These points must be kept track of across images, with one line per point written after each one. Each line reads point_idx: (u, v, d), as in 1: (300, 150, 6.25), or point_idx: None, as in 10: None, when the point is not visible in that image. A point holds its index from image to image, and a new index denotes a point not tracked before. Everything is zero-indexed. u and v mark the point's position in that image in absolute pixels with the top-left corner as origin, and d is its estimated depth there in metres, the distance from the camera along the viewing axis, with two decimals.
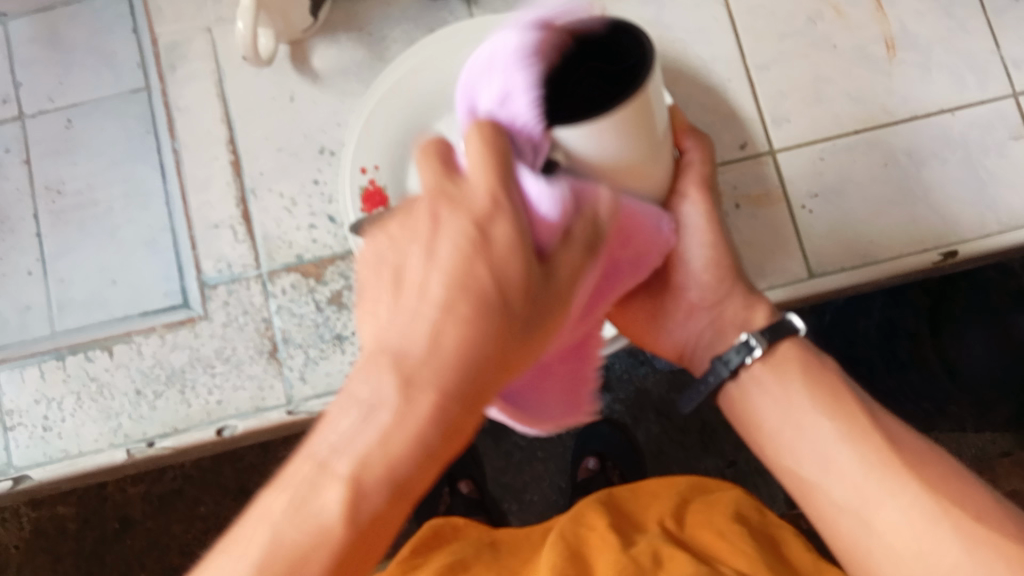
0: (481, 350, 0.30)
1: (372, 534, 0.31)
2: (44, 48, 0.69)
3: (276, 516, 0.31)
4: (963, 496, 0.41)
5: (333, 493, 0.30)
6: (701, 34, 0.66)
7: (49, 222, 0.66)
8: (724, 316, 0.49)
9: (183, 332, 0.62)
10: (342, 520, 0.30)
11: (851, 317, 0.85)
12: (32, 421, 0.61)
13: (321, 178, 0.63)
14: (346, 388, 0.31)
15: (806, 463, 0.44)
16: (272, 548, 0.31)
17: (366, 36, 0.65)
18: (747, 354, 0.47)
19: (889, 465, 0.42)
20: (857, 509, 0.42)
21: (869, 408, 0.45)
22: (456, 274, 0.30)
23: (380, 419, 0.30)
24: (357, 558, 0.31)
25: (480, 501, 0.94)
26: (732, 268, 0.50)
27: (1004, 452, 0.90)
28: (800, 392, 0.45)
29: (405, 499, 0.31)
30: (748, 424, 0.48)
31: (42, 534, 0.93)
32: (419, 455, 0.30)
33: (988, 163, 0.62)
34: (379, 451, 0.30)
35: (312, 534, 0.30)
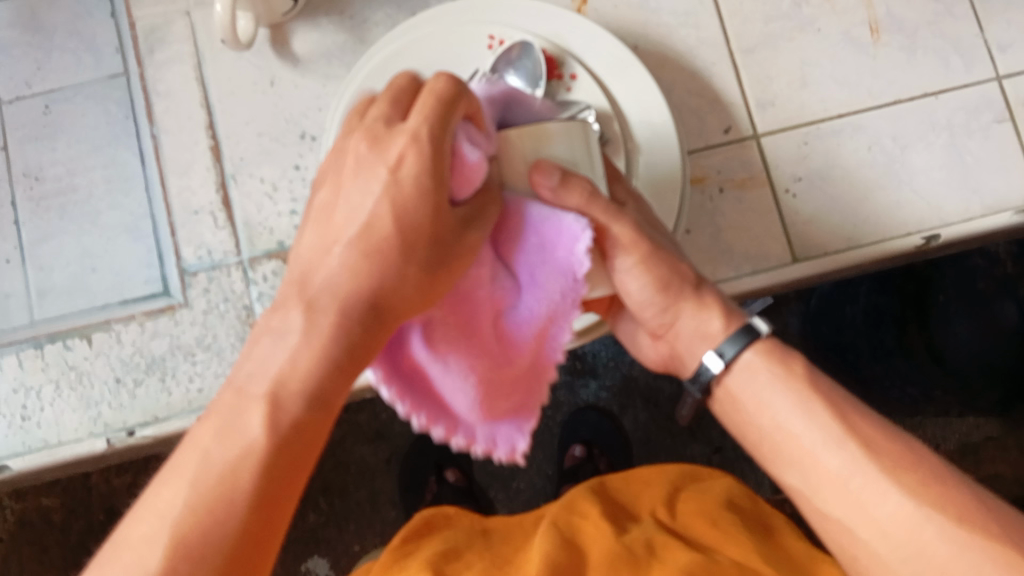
0: (377, 277, 0.34)
1: (296, 453, 0.33)
2: (21, 33, 0.68)
3: (216, 443, 0.32)
4: (949, 497, 0.39)
5: (257, 417, 0.32)
6: (686, 17, 0.65)
7: (28, 208, 0.65)
8: (682, 332, 0.48)
9: (164, 320, 0.61)
10: (267, 436, 0.32)
11: (837, 304, 0.87)
12: (11, 409, 0.60)
13: (303, 164, 0.63)
14: (280, 326, 0.34)
15: (790, 471, 0.43)
16: (201, 466, 0.32)
17: (348, 21, 0.64)
18: (708, 375, 0.46)
19: (869, 471, 0.40)
20: (840, 515, 0.41)
21: (842, 400, 0.43)
22: (360, 201, 0.35)
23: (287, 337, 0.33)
24: (282, 485, 0.32)
25: (467, 490, 0.95)
26: (678, 277, 0.47)
27: (989, 436, 0.91)
28: (766, 392, 0.44)
29: (327, 415, 0.33)
30: (735, 428, 0.46)
31: (26, 525, 0.92)
32: (332, 373, 0.33)
33: (971, 146, 0.62)
34: (296, 371, 0.33)
35: (235, 454, 0.32)
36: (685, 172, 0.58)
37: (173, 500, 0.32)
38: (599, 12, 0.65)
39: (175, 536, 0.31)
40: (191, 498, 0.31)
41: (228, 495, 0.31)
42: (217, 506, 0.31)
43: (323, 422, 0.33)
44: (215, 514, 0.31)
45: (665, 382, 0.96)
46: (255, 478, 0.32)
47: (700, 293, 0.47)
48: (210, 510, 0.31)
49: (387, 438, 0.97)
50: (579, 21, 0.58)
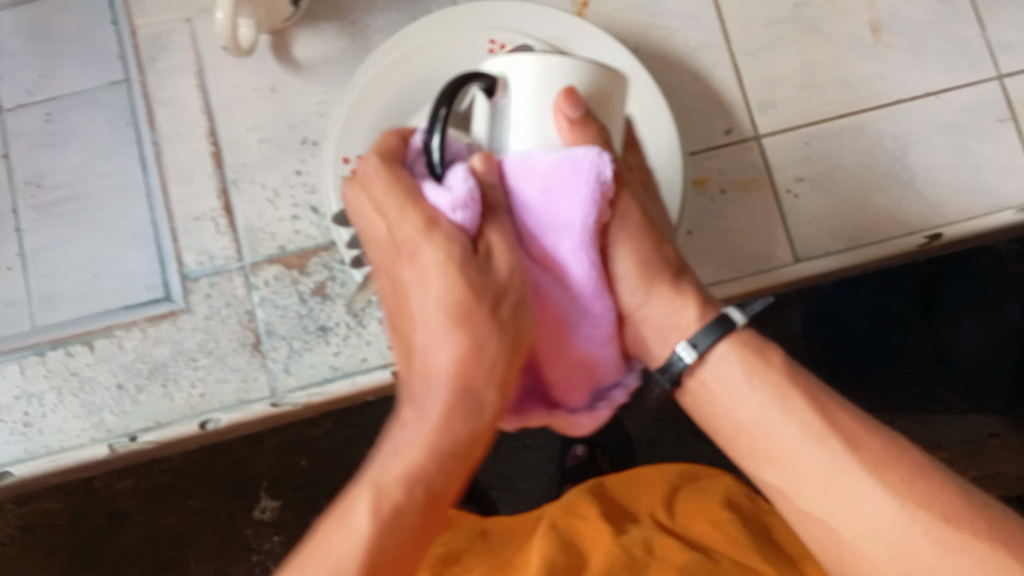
0: (459, 367, 0.39)
1: (416, 534, 0.38)
2: (23, 41, 0.68)
3: (331, 531, 0.38)
4: (929, 496, 0.40)
5: (362, 507, 0.38)
6: (688, 20, 0.65)
7: (30, 216, 0.65)
8: (650, 320, 0.46)
9: (166, 326, 0.61)
10: (370, 518, 0.37)
11: (844, 304, 0.85)
12: (14, 416, 0.60)
13: (305, 169, 0.63)
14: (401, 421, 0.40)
15: (770, 470, 0.43)
16: (339, 560, 0.37)
17: (349, 26, 0.64)
18: (679, 362, 0.45)
19: (851, 470, 0.41)
20: (827, 515, 0.41)
21: (825, 396, 0.43)
22: (424, 305, 0.40)
23: (406, 427, 0.39)
24: (394, 560, 0.38)
25: (470, 492, 0.94)
26: (654, 258, 0.45)
27: (992, 434, 0.90)
28: (742, 386, 0.44)
29: (435, 500, 0.39)
30: (709, 423, 0.46)
31: (30, 530, 0.92)
32: (440, 458, 0.39)
33: (977, 147, 0.62)
34: (398, 456, 0.39)
35: (357, 540, 0.37)
36: (687, 175, 0.58)
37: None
38: (601, 14, 0.65)
39: None
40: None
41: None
42: None
43: (435, 502, 0.39)
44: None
45: None
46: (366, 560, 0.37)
47: (675, 284, 0.46)
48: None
49: None
50: (581, 25, 0.58)
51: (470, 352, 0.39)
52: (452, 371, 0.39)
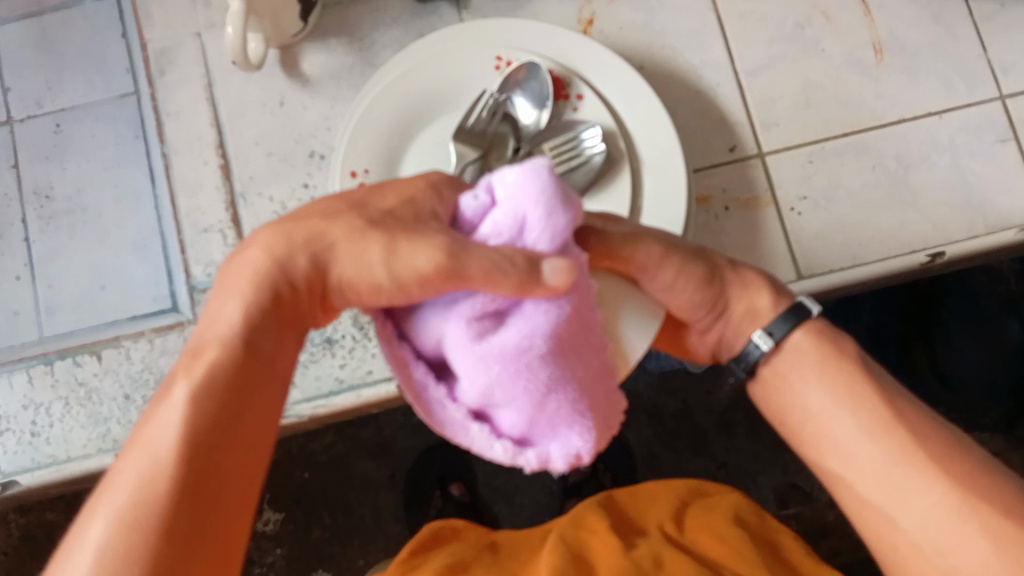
0: (307, 243, 0.37)
1: (246, 395, 0.34)
2: (33, 54, 0.69)
3: (158, 405, 0.33)
4: (990, 491, 0.39)
5: (183, 377, 0.33)
6: (691, 39, 0.65)
7: (38, 226, 0.66)
8: (732, 318, 0.50)
9: (172, 337, 0.62)
10: (189, 385, 0.33)
11: (842, 320, 0.84)
12: (20, 426, 0.60)
13: (312, 182, 0.63)
14: (230, 297, 0.36)
15: (832, 457, 0.45)
16: (152, 424, 0.32)
17: (356, 42, 0.65)
18: (757, 350, 0.48)
19: (910, 460, 0.41)
20: (882, 502, 0.42)
21: (888, 389, 0.45)
22: (298, 224, 0.38)
23: (221, 306, 0.36)
24: (228, 443, 0.33)
25: (472, 504, 0.96)
26: (718, 262, 0.50)
27: (993, 453, 0.90)
28: (816, 377, 0.46)
29: (257, 363, 0.35)
30: (778, 413, 0.48)
31: (31, 540, 0.94)
32: (265, 321, 0.36)
33: (976, 166, 0.63)
34: (226, 321, 0.35)
35: (179, 410, 0.32)
36: (690, 191, 0.58)
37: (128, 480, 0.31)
38: (604, 33, 0.66)
39: (136, 498, 0.30)
40: (149, 465, 0.31)
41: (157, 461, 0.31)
42: (161, 458, 0.31)
43: (260, 367, 0.35)
44: (159, 473, 0.31)
45: (669, 397, 0.97)
46: (192, 433, 0.32)
47: (749, 278, 0.50)
48: (157, 458, 0.31)
49: (391, 453, 0.98)
50: (587, 44, 0.58)
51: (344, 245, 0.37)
52: (288, 253, 0.37)
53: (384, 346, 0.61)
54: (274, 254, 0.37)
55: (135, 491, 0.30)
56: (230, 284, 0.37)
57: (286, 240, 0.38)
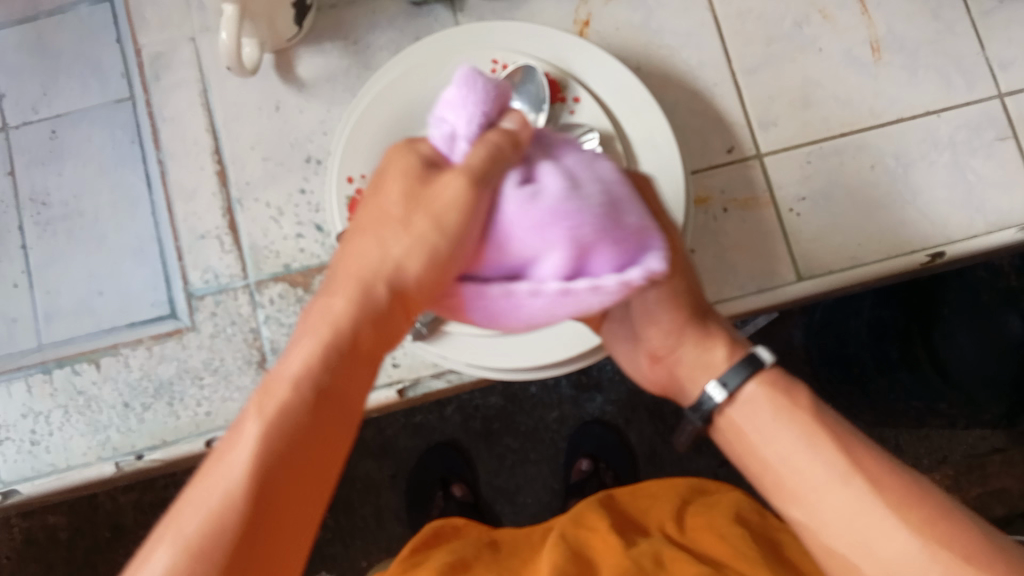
0: (384, 261, 0.33)
1: (312, 457, 0.31)
2: (28, 59, 0.69)
3: (227, 451, 0.31)
4: (952, 538, 0.38)
5: (255, 417, 0.31)
6: (688, 39, 0.65)
7: (35, 233, 0.66)
8: (684, 361, 0.48)
9: (171, 344, 0.61)
10: (261, 427, 0.30)
11: (844, 317, 0.88)
12: (20, 435, 0.60)
13: (308, 187, 0.63)
14: (306, 325, 0.33)
15: (794, 508, 0.43)
16: (212, 484, 0.30)
17: (352, 45, 0.65)
18: (711, 397, 0.46)
19: (873, 508, 0.40)
20: (847, 553, 0.40)
21: (843, 431, 0.43)
22: (369, 230, 0.34)
23: (299, 338, 0.33)
24: (281, 493, 0.30)
25: (474, 504, 0.96)
26: (688, 304, 0.48)
27: (995, 449, 0.93)
28: (771, 422, 0.44)
29: (326, 405, 0.32)
30: (737, 458, 0.46)
31: (34, 543, 0.94)
32: (333, 360, 0.32)
33: (976, 164, 0.63)
34: (296, 363, 0.32)
35: (245, 456, 0.30)
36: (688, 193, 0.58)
37: (193, 518, 0.29)
38: (601, 33, 0.65)
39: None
40: (207, 508, 0.29)
41: (227, 493, 0.29)
42: (220, 515, 0.29)
43: (335, 406, 0.32)
44: (218, 523, 0.29)
45: (671, 396, 0.96)
46: (255, 481, 0.30)
47: (706, 327, 0.48)
48: (217, 519, 0.29)
49: (393, 454, 0.98)
50: (583, 46, 0.58)
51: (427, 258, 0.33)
52: (365, 278, 0.33)
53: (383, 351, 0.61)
54: (357, 292, 0.33)
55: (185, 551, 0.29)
56: (314, 311, 0.33)
57: (361, 259, 0.33)
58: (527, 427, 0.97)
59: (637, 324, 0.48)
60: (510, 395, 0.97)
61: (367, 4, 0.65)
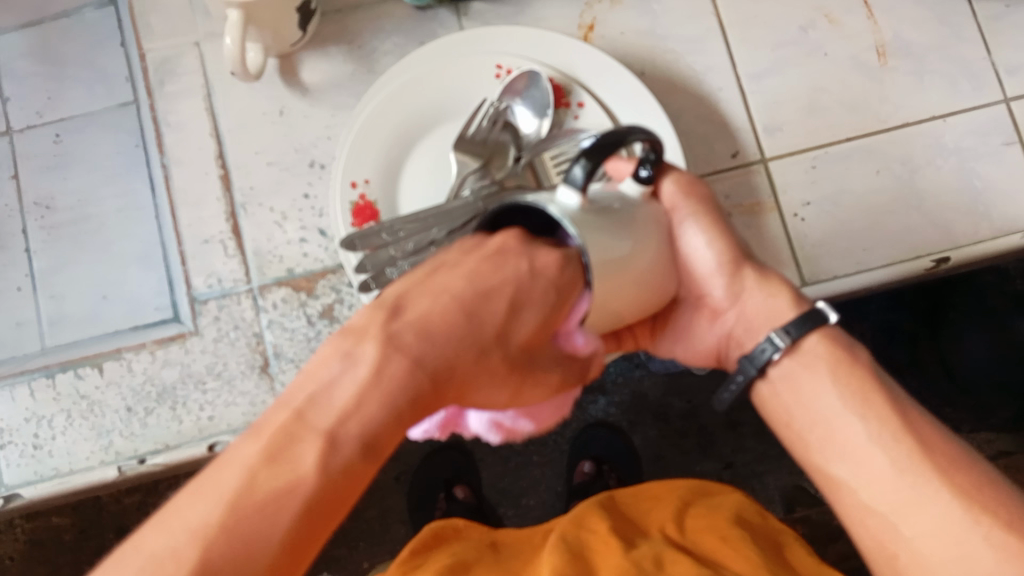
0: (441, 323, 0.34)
1: (345, 489, 0.30)
2: (32, 63, 0.69)
3: (261, 463, 0.29)
4: (999, 504, 0.38)
5: (314, 448, 0.30)
6: (694, 44, 0.65)
7: (40, 237, 0.66)
8: (746, 313, 0.46)
9: (174, 348, 0.61)
10: (319, 466, 0.30)
11: (849, 320, 0.85)
12: (23, 438, 0.60)
13: (313, 193, 0.63)
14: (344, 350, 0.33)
15: (834, 462, 0.41)
16: (246, 493, 0.29)
17: (356, 49, 0.65)
18: (773, 352, 0.43)
19: (922, 470, 0.39)
20: (887, 512, 0.40)
21: (897, 396, 0.42)
22: (429, 296, 0.35)
23: (344, 385, 0.32)
24: (309, 537, 0.29)
25: (477, 506, 0.95)
26: (741, 251, 0.46)
27: (1002, 451, 0.90)
28: (822, 376, 0.42)
29: (375, 461, 0.32)
30: (770, 412, 0.45)
31: (38, 544, 0.94)
32: (392, 413, 0.32)
33: (981, 169, 0.62)
34: (349, 408, 0.31)
35: (285, 485, 0.29)
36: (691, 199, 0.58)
37: (198, 513, 0.29)
38: (606, 38, 0.65)
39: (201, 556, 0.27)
40: (223, 515, 0.28)
41: (269, 511, 0.29)
42: (244, 537, 0.28)
43: (371, 467, 0.31)
44: (244, 526, 0.28)
45: (675, 399, 0.96)
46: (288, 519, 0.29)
47: (765, 273, 0.46)
48: (236, 532, 0.28)
49: (397, 457, 0.97)
50: (587, 50, 0.58)
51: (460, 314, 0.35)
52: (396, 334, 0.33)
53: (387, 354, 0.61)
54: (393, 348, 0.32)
55: (207, 533, 0.28)
56: (337, 381, 0.32)
57: (432, 325, 0.34)
58: None
59: (690, 279, 0.46)
60: None
61: (372, 8, 0.65)
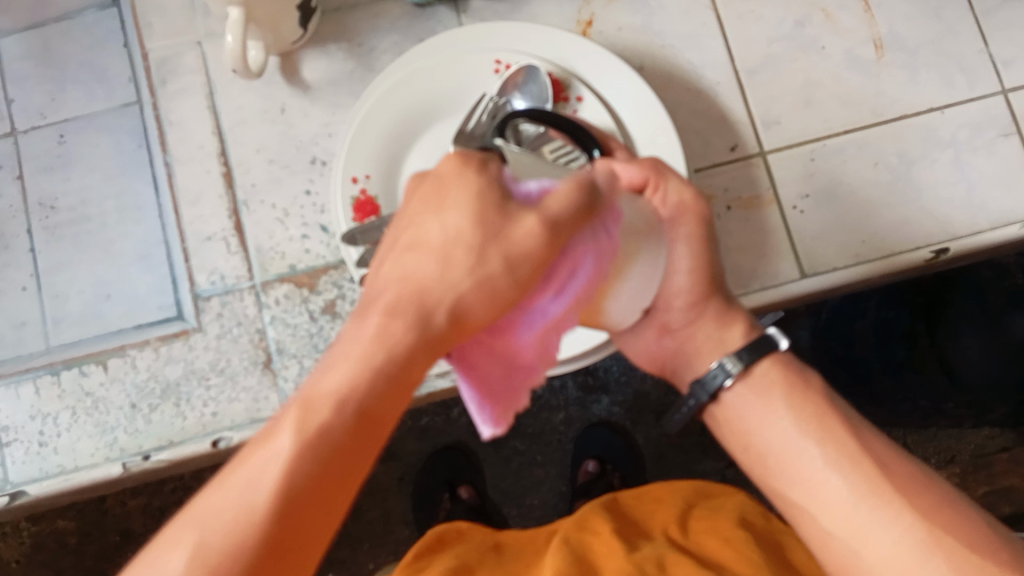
0: (435, 283, 0.32)
1: (342, 465, 0.30)
2: (34, 64, 0.70)
3: (256, 445, 0.31)
4: (956, 525, 0.40)
5: (290, 428, 0.30)
6: (691, 39, 0.65)
7: (43, 237, 0.67)
8: (695, 336, 0.51)
9: (177, 345, 0.62)
10: (296, 443, 0.30)
11: (848, 319, 0.87)
12: (28, 436, 0.61)
13: (313, 189, 0.63)
14: (350, 330, 0.32)
15: (794, 489, 0.45)
16: (247, 482, 0.30)
17: (356, 48, 0.65)
18: (723, 378, 0.48)
19: (877, 494, 0.42)
20: (843, 535, 0.42)
21: (855, 424, 0.45)
22: (416, 258, 0.32)
23: (337, 361, 0.31)
24: (303, 515, 0.30)
25: (480, 507, 0.95)
26: (710, 282, 0.50)
27: (1002, 447, 0.94)
28: (782, 408, 0.46)
29: (370, 429, 0.31)
30: (735, 441, 0.49)
31: (43, 547, 0.94)
32: (374, 378, 0.30)
33: (978, 162, 0.63)
34: (335, 382, 0.30)
35: (273, 469, 0.30)
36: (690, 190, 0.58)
37: (216, 505, 0.30)
38: (603, 34, 0.66)
39: (206, 545, 0.29)
40: (229, 507, 0.30)
41: (250, 508, 0.30)
42: (241, 523, 0.30)
43: (369, 434, 0.31)
44: (241, 528, 0.29)
45: (677, 397, 0.96)
46: (278, 499, 0.30)
47: (727, 308, 0.51)
48: (235, 518, 0.30)
49: (399, 457, 0.98)
50: (585, 47, 0.58)
51: (452, 269, 0.32)
52: (394, 305, 0.31)
53: None
54: (388, 317, 0.31)
55: (230, 531, 0.30)
56: (331, 359, 0.31)
57: (412, 287, 0.32)
58: (533, 430, 0.97)
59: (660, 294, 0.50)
60: None
61: (371, 7, 0.66)
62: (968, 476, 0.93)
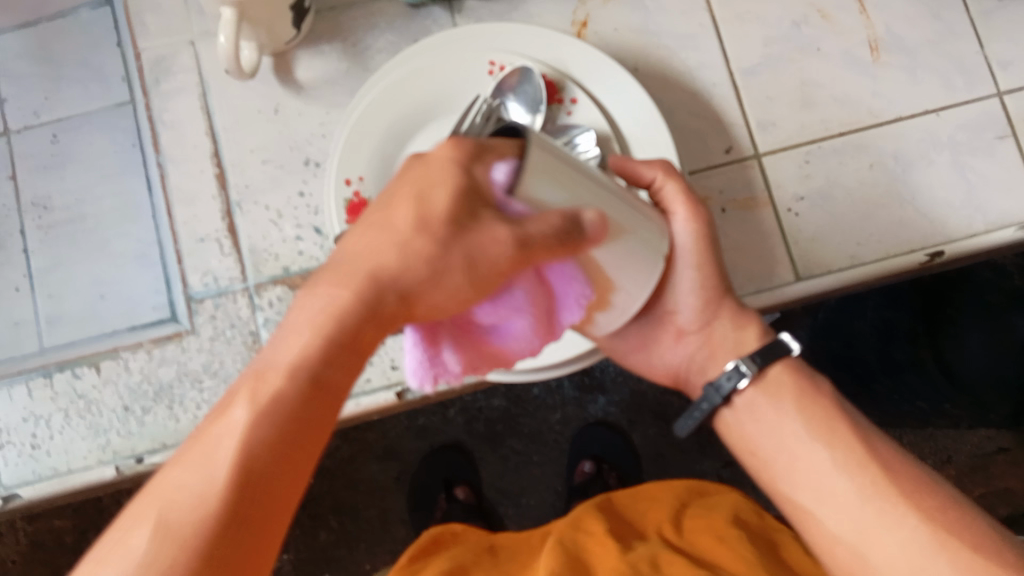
0: (379, 254, 0.33)
1: (302, 432, 0.33)
2: (30, 63, 0.70)
3: (215, 422, 0.33)
4: (962, 526, 0.42)
5: (245, 401, 0.33)
6: (687, 39, 0.65)
7: (37, 237, 0.67)
8: (715, 336, 0.51)
9: (171, 347, 0.61)
10: (251, 416, 0.32)
11: (849, 318, 0.88)
12: (21, 438, 0.61)
13: (308, 191, 0.63)
14: (312, 295, 0.34)
15: (802, 491, 0.46)
16: (207, 454, 0.32)
17: (351, 48, 0.65)
18: (738, 379, 0.48)
19: (885, 496, 0.43)
20: (851, 538, 0.43)
21: (863, 429, 0.46)
22: (376, 235, 0.34)
23: (282, 334, 0.34)
24: (267, 481, 0.32)
25: (478, 507, 0.95)
26: (718, 287, 0.50)
27: (1001, 449, 0.94)
28: (790, 409, 0.47)
29: (320, 395, 0.33)
30: (745, 449, 0.49)
31: (39, 546, 0.94)
32: (328, 343, 0.33)
33: (975, 163, 0.62)
34: (287, 352, 0.33)
35: (229, 441, 0.32)
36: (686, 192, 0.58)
37: (173, 487, 0.32)
38: (600, 35, 0.65)
39: (167, 523, 0.31)
40: (187, 479, 0.32)
41: (209, 485, 0.32)
42: (200, 491, 0.32)
43: (322, 402, 0.33)
44: (204, 496, 0.31)
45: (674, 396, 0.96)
46: (236, 467, 0.32)
47: (741, 306, 0.51)
48: (201, 494, 0.32)
49: (396, 456, 0.98)
50: (582, 49, 0.58)
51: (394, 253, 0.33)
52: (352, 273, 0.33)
53: (382, 355, 0.61)
54: (349, 286, 0.33)
55: (194, 502, 0.32)
56: (281, 335, 0.34)
57: (369, 261, 0.33)
58: (530, 429, 0.97)
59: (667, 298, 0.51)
60: (513, 396, 0.97)
61: (366, 6, 0.65)
62: (965, 476, 0.94)
